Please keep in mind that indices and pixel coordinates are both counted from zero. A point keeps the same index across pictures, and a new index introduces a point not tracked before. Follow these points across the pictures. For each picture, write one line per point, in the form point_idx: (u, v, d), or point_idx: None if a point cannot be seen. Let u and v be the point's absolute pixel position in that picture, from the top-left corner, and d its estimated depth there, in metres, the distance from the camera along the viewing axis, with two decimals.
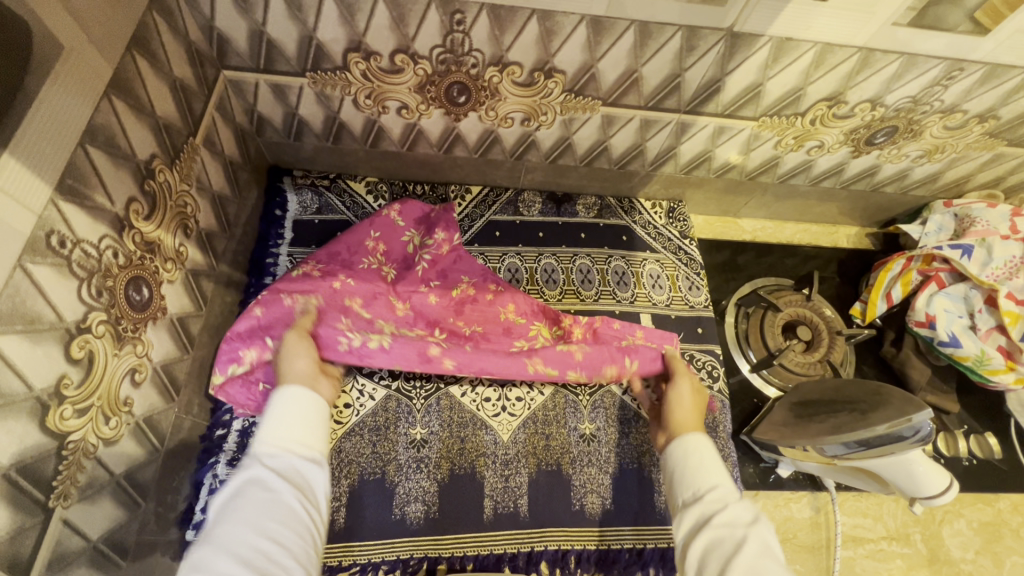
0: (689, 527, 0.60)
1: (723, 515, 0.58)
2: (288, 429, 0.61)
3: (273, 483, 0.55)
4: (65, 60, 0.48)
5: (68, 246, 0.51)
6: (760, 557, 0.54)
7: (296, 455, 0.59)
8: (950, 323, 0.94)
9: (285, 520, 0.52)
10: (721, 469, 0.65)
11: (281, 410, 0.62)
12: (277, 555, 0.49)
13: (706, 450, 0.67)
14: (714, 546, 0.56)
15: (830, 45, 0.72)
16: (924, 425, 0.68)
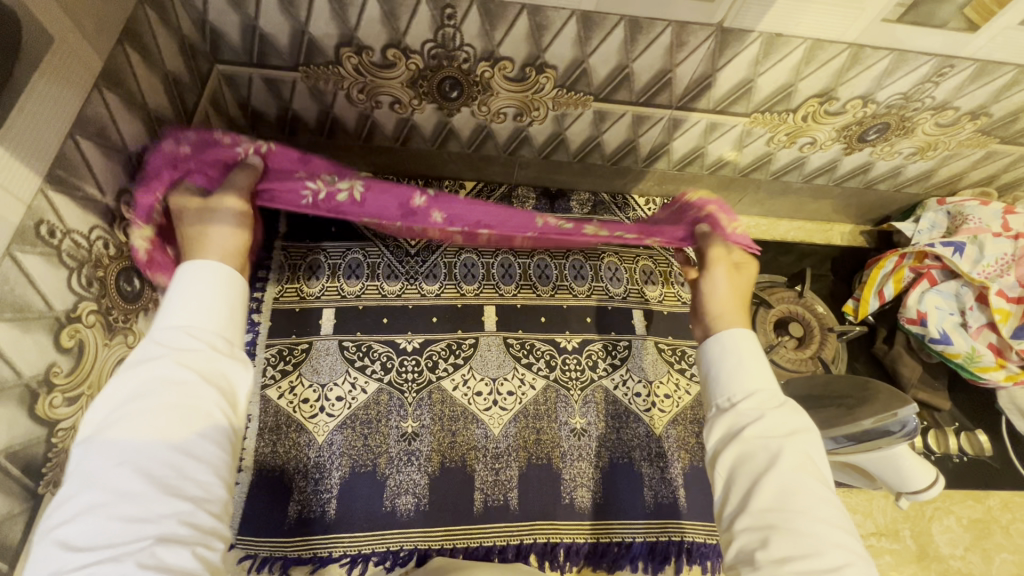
0: (718, 437, 0.55)
1: (758, 426, 0.52)
2: (199, 311, 0.47)
3: (175, 379, 0.43)
4: (55, 53, 0.49)
5: (58, 236, 0.52)
6: (796, 474, 0.48)
7: (208, 338, 0.46)
8: (941, 320, 0.95)
9: (195, 426, 0.42)
10: (764, 372, 0.56)
11: (190, 287, 0.49)
12: (194, 473, 0.41)
13: (745, 351, 0.58)
14: (745, 460, 0.51)
15: (820, 41, 0.72)
16: (910, 419, 0.68)
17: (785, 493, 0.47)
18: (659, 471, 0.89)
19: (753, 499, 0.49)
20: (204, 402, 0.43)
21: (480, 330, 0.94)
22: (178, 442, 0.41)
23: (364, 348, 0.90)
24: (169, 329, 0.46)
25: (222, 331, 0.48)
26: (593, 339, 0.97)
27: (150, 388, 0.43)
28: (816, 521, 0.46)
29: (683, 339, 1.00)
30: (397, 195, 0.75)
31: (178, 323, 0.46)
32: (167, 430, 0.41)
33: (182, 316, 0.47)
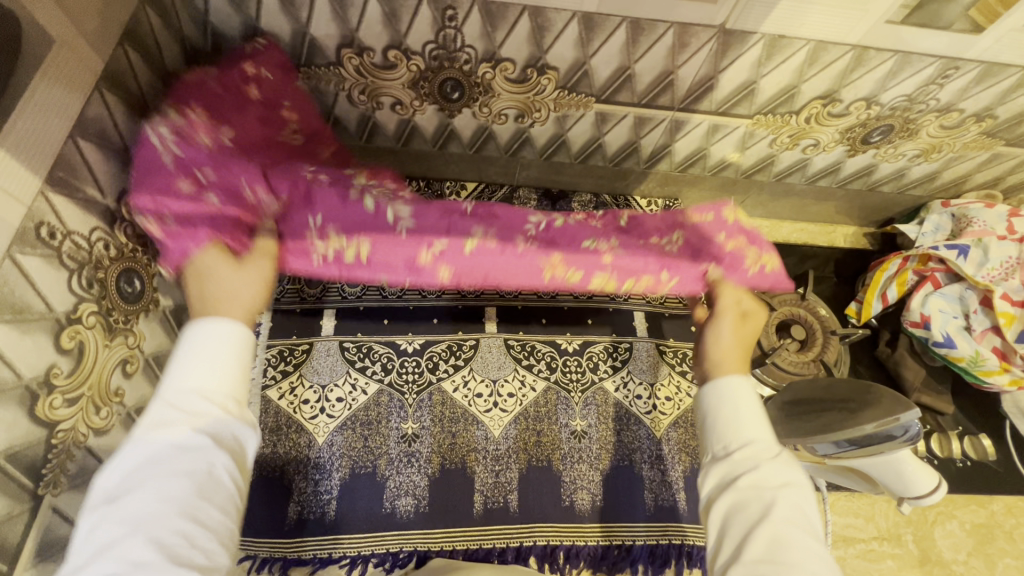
0: (712, 485, 0.54)
1: (752, 475, 0.52)
2: (211, 371, 0.49)
3: (191, 445, 0.45)
4: (56, 53, 0.49)
5: (58, 238, 0.52)
6: (787, 526, 0.48)
7: (222, 400, 0.48)
8: (944, 323, 0.94)
9: (206, 491, 0.44)
10: (759, 423, 0.56)
11: (202, 347, 0.50)
12: (201, 540, 0.42)
13: (743, 398, 0.58)
14: (738, 509, 0.51)
15: (823, 42, 0.72)
16: (913, 424, 0.67)
17: (776, 546, 0.47)
18: (660, 474, 0.88)
19: (745, 550, 0.48)
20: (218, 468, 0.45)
21: (481, 332, 0.94)
22: (188, 508, 0.43)
23: (365, 349, 0.90)
24: (183, 392, 0.48)
25: (235, 394, 0.50)
26: (595, 341, 0.96)
27: (165, 455, 0.44)
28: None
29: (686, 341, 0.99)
30: (403, 252, 0.69)
31: (191, 385, 0.48)
32: (180, 496, 0.43)
33: (198, 378, 0.48)
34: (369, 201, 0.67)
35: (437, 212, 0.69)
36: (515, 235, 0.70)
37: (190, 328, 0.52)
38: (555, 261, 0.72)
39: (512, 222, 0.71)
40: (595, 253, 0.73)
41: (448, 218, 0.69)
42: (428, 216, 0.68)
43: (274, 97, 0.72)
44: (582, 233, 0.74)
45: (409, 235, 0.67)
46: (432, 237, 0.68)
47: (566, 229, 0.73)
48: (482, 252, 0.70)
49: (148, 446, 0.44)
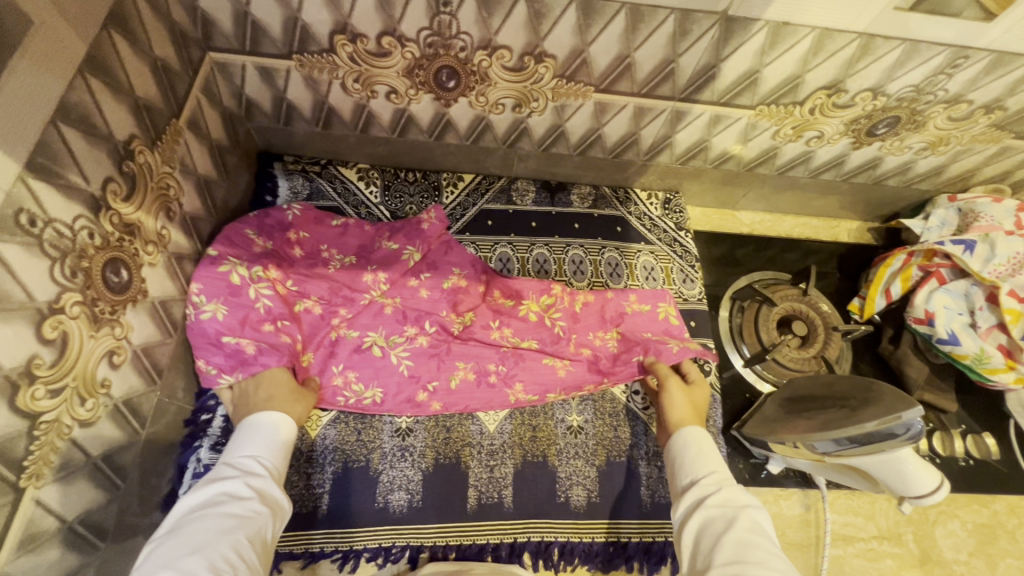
0: (687, 511, 0.66)
1: (718, 497, 0.65)
2: (264, 447, 0.67)
3: (242, 495, 0.59)
4: (35, 35, 0.48)
5: (39, 225, 0.51)
6: (749, 533, 0.59)
7: (272, 465, 0.66)
8: (949, 320, 0.92)
9: (248, 533, 0.56)
10: (717, 458, 0.72)
11: (257, 429, 0.68)
12: (240, 566, 0.52)
13: (702, 443, 0.74)
14: (710, 525, 0.62)
15: (828, 30, 0.70)
16: (915, 422, 0.65)
17: (740, 547, 0.57)
18: (657, 471, 0.87)
19: (717, 556, 0.58)
20: (255, 516, 0.58)
21: None
22: (234, 541, 0.54)
23: None
24: (241, 457, 0.65)
25: (284, 466, 0.68)
26: None
27: (220, 502, 0.58)
28: (767, 568, 0.54)
29: None
30: (404, 398, 0.84)
31: (252, 453, 0.66)
32: (230, 531, 0.54)
33: (254, 447, 0.67)
34: (379, 350, 0.85)
35: (429, 354, 0.87)
36: (488, 362, 0.88)
37: (244, 420, 0.70)
38: (517, 389, 0.87)
39: (485, 358, 0.88)
40: (551, 370, 0.89)
41: (436, 359, 0.87)
42: (423, 359, 0.86)
43: (316, 246, 0.89)
44: (548, 369, 0.89)
45: (409, 378, 0.85)
46: (428, 379, 0.86)
47: (526, 357, 0.89)
48: (467, 387, 0.87)
49: (212, 494, 0.59)
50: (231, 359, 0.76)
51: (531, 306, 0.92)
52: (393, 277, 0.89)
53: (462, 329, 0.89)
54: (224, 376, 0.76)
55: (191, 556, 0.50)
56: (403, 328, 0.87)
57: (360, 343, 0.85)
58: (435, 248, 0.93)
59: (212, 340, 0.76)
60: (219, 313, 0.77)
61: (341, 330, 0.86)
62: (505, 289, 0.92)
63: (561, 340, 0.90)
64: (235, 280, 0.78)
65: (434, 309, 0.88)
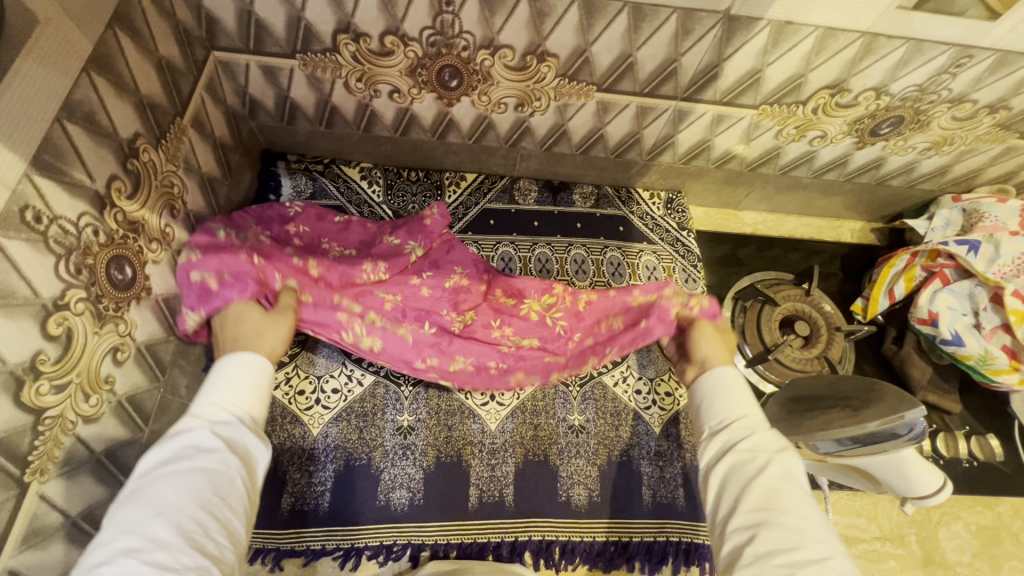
0: (713, 454, 0.59)
1: (748, 441, 0.57)
2: (235, 387, 0.56)
3: (209, 446, 0.50)
4: (42, 33, 0.48)
5: (45, 222, 0.51)
6: (783, 482, 0.53)
7: (243, 404, 0.56)
8: (953, 321, 0.91)
9: (218, 491, 0.48)
10: (749, 398, 0.63)
11: (226, 371, 0.57)
12: (214, 532, 0.46)
13: (736, 383, 0.64)
14: (738, 469, 0.56)
15: (831, 29, 0.70)
16: (918, 423, 0.66)
17: (771, 496, 0.52)
18: (658, 471, 0.87)
19: (743, 501, 0.53)
20: (225, 470, 0.49)
21: None
22: (202, 502, 0.46)
23: None
24: (206, 402, 0.55)
25: (262, 403, 0.58)
26: None
27: (184, 456, 0.49)
28: (799, 519, 0.50)
29: None
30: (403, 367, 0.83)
31: (219, 395, 0.55)
32: (195, 493, 0.47)
33: (222, 388, 0.56)
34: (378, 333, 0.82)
35: (432, 342, 0.83)
36: (488, 358, 0.85)
37: (219, 359, 0.59)
38: (517, 379, 0.86)
39: (485, 355, 0.85)
40: (551, 364, 0.86)
41: (437, 347, 0.83)
42: (424, 345, 0.83)
43: (315, 239, 0.86)
44: (550, 362, 0.86)
45: (406, 357, 0.83)
46: (428, 354, 0.83)
47: (527, 356, 0.86)
48: (465, 372, 0.85)
49: (177, 447, 0.50)
50: (200, 298, 0.69)
51: (533, 306, 0.86)
52: (393, 267, 0.84)
53: (465, 321, 0.85)
54: (192, 314, 0.70)
55: (154, 522, 0.44)
56: (401, 325, 0.83)
57: (362, 319, 0.81)
58: (438, 246, 0.90)
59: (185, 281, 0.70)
60: (193, 256, 0.70)
61: (343, 301, 0.80)
62: (508, 289, 0.88)
63: (561, 338, 0.86)
64: (218, 237, 0.74)
65: (436, 310, 0.85)
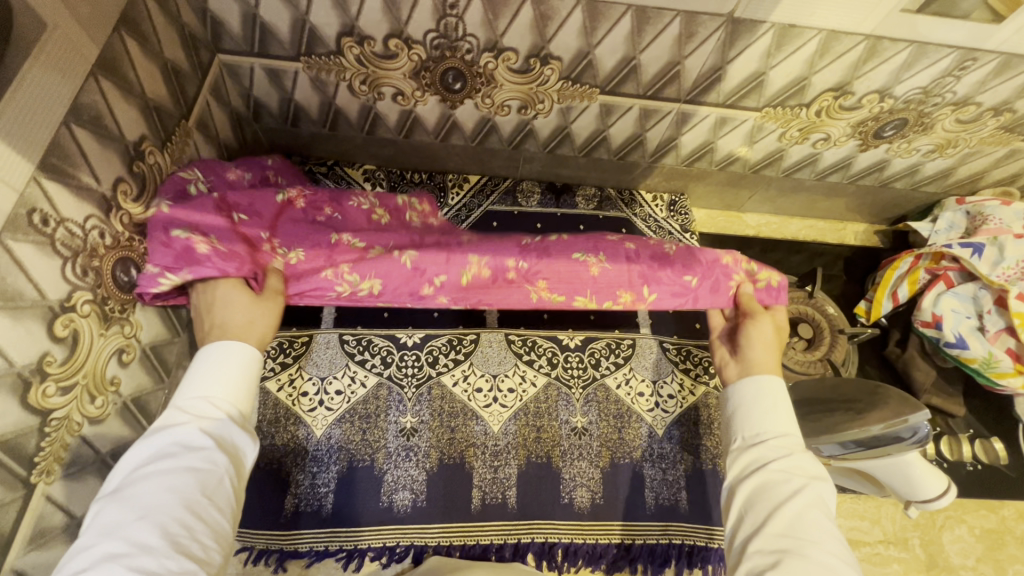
0: (741, 469, 0.59)
1: (784, 464, 0.56)
2: (218, 380, 0.55)
3: (195, 445, 0.50)
4: (50, 38, 0.49)
5: (52, 225, 0.52)
6: (814, 509, 0.53)
7: (228, 398, 0.55)
8: (957, 323, 0.91)
9: (205, 489, 0.48)
10: (789, 417, 0.61)
11: (211, 364, 0.56)
12: (199, 530, 0.46)
13: (777, 396, 0.62)
14: (767, 490, 0.55)
15: (835, 32, 0.70)
16: (922, 426, 0.66)
17: (801, 525, 0.52)
18: (661, 473, 0.87)
19: (772, 524, 0.53)
20: (208, 469, 0.49)
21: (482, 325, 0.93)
22: (186, 502, 0.47)
23: (365, 341, 0.89)
24: (192, 397, 0.54)
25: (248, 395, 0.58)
26: (597, 337, 0.95)
27: (170, 455, 0.49)
28: (829, 554, 0.50)
29: (690, 339, 0.98)
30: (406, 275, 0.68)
31: (204, 388, 0.55)
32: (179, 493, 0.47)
33: (206, 381, 0.55)
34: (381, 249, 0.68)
35: (441, 246, 0.69)
36: (506, 259, 0.69)
37: (199, 351, 0.57)
38: (540, 288, 0.72)
39: (502, 253, 0.70)
40: (581, 267, 0.70)
41: (448, 251, 0.69)
42: (432, 251, 0.68)
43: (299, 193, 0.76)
44: (578, 265, 0.70)
45: (412, 270, 0.68)
46: (434, 273, 0.68)
47: (552, 249, 0.71)
48: (479, 283, 0.70)
49: (162, 444, 0.50)
50: (181, 258, 0.58)
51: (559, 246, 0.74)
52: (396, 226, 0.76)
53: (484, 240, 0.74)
54: (170, 275, 0.58)
55: (138, 524, 0.44)
56: (414, 247, 0.70)
57: (364, 252, 0.67)
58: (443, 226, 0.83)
59: (160, 236, 0.58)
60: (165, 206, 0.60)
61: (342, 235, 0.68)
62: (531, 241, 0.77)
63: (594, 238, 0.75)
64: (191, 190, 0.65)
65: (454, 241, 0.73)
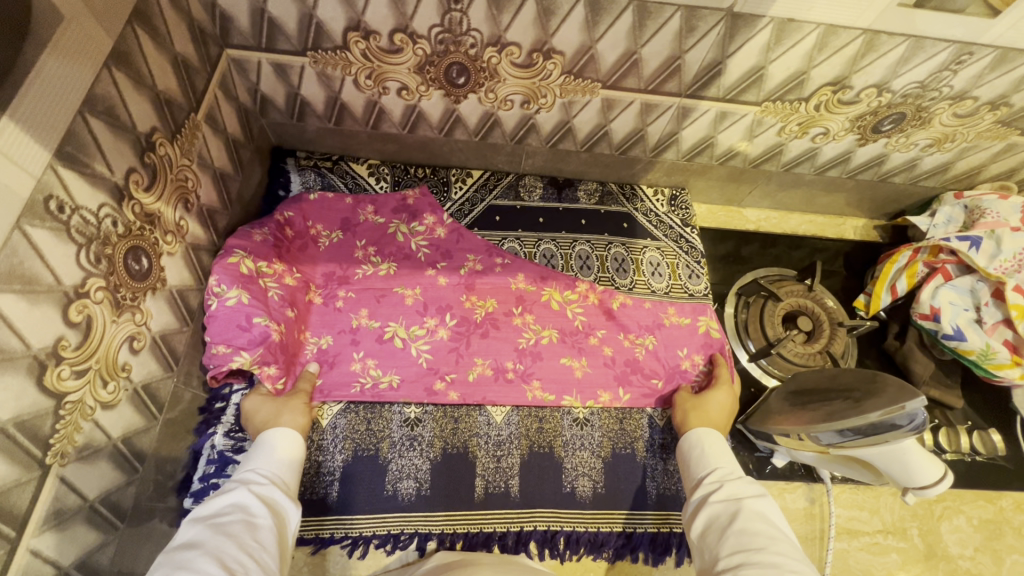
0: (695, 507, 0.70)
1: (722, 492, 0.68)
2: (271, 463, 0.68)
3: (247, 503, 0.59)
4: (65, 29, 0.50)
5: (67, 212, 0.53)
6: (754, 519, 0.62)
7: (275, 475, 0.66)
8: (955, 316, 0.92)
9: (256, 535, 0.55)
10: (726, 456, 0.76)
11: (263, 449, 0.70)
12: (252, 566, 0.51)
13: (707, 438, 0.79)
14: (716, 520, 0.65)
15: (833, 26, 0.71)
16: (919, 413, 0.66)
17: (745, 535, 0.60)
18: (661, 463, 0.88)
19: (723, 547, 0.61)
20: (259, 524, 0.57)
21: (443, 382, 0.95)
22: (242, 543, 0.53)
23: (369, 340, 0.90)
24: (243, 473, 0.65)
25: (291, 480, 0.68)
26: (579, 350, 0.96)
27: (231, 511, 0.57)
28: (769, 551, 0.57)
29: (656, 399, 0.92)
30: (422, 386, 0.87)
31: (260, 468, 0.66)
32: (238, 535, 0.53)
33: (260, 462, 0.68)
34: (399, 339, 0.89)
35: (449, 348, 0.89)
36: (505, 358, 0.90)
37: (253, 442, 0.71)
38: (534, 386, 0.89)
39: (502, 354, 0.90)
40: (568, 371, 0.91)
41: (456, 353, 0.89)
42: (443, 352, 0.89)
43: (304, 225, 0.93)
44: (565, 367, 0.91)
45: (427, 368, 0.88)
46: (445, 371, 0.88)
47: (544, 355, 0.91)
48: (483, 380, 0.89)
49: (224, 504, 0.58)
50: (255, 341, 0.78)
51: (525, 320, 0.93)
52: (405, 269, 0.94)
53: (483, 319, 0.92)
54: (242, 353, 0.77)
55: (201, 555, 0.49)
56: (424, 320, 0.91)
57: (382, 333, 0.89)
58: (448, 236, 0.98)
59: (241, 323, 0.78)
60: (243, 298, 0.78)
61: (361, 315, 0.89)
62: (529, 276, 0.96)
63: (579, 333, 0.94)
64: (243, 270, 0.80)
65: (456, 303, 0.93)
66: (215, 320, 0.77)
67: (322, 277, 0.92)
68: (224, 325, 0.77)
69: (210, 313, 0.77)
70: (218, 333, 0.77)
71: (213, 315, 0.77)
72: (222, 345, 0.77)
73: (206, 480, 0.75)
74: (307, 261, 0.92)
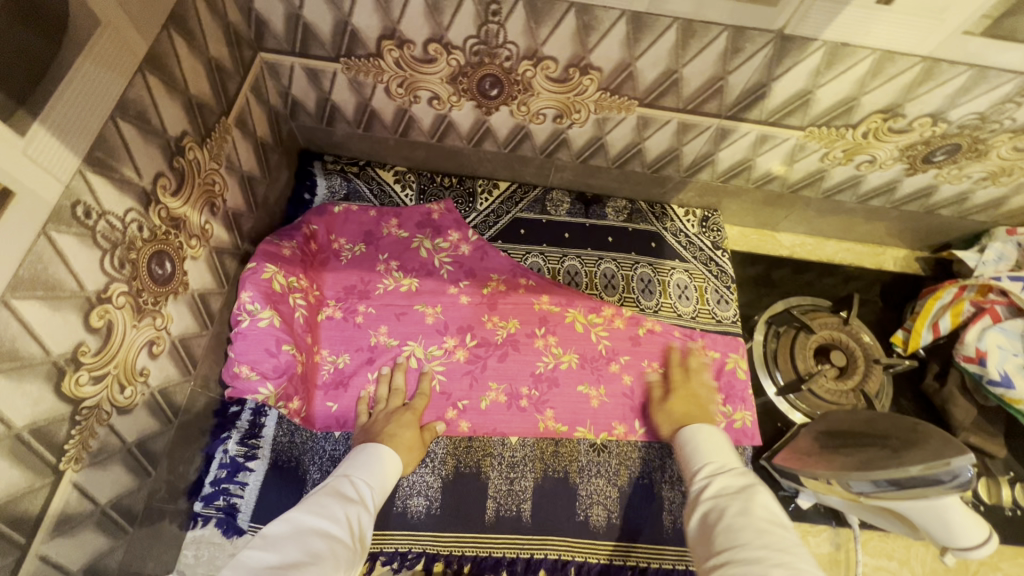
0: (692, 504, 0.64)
1: (712, 488, 0.63)
2: (381, 478, 0.68)
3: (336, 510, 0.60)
4: (101, 33, 0.49)
5: (93, 217, 0.52)
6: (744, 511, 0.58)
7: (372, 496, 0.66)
8: (1002, 360, 0.86)
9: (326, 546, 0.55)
10: (724, 450, 0.69)
11: (375, 463, 0.70)
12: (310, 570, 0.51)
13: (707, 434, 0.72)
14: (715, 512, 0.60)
15: (890, 52, 0.67)
16: (964, 472, 0.60)
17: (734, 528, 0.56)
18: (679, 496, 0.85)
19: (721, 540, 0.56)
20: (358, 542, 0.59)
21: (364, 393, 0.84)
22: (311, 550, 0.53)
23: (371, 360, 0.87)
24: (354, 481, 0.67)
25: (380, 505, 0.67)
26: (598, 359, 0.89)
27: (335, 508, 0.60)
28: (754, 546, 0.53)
29: None
30: (434, 415, 0.85)
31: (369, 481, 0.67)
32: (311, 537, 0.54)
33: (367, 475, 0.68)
34: (412, 363, 0.87)
35: (465, 370, 0.88)
36: (522, 385, 0.87)
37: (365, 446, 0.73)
38: (548, 417, 0.86)
39: (519, 380, 0.88)
40: (585, 400, 0.88)
41: (470, 377, 0.87)
42: (457, 375, 0.87)
43: (326, 238, 0.93)
44: (581, 397, 0.88)
45: (440, 393, 0.86)
46: (459, 397, 0.86)
47: (561, 381, 0.89)
48: (497, 408, 0.87)
49: (326, 501, 0.61)
50: (279, 368, 0.77)
51: (545, 341, 0.91)
52: (426, 285, 0.93)
53: (504, 340, 0.90)
54: (267, 384, 0.76)
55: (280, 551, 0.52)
56: (442, 340, 0.89)
57: (398, 353, 0.87)
58: (471, 252, 0.96)
59: (270, 347, 0.77)
60: (276, 321, 0.78)
61: (380, 331, 0.88)
62: (554, 296, 0.94)
63: (600, 359, 0.91)
64: (274, 287, 0.80)
65: (477, 322, 0.91)
66: (244, 338, 0.76)
67: (342, 288, 0.91)
68: (253, 345, 0.76)
69: (239, 330, 0.77)
70: (244, 353, 0.76)
71: (243, 334, 0.77)
72: (245, 365, 0.76)
73: (218, 484, 0.75)
74: (328, 274, 0.92)
